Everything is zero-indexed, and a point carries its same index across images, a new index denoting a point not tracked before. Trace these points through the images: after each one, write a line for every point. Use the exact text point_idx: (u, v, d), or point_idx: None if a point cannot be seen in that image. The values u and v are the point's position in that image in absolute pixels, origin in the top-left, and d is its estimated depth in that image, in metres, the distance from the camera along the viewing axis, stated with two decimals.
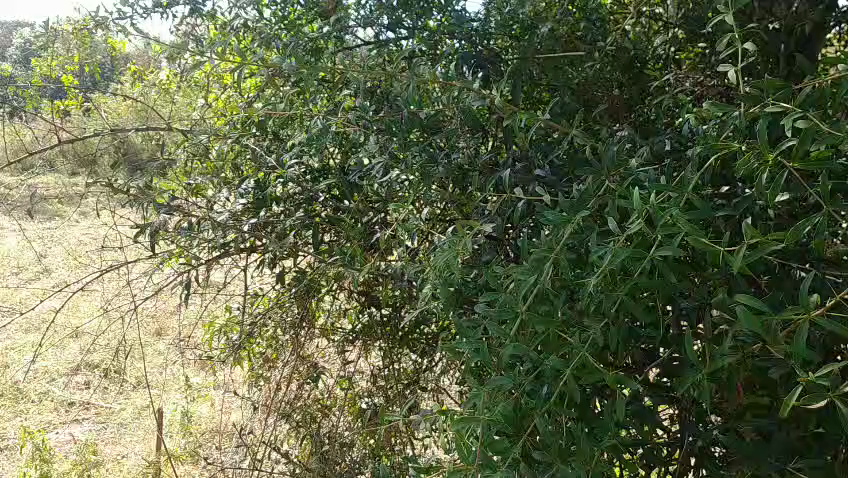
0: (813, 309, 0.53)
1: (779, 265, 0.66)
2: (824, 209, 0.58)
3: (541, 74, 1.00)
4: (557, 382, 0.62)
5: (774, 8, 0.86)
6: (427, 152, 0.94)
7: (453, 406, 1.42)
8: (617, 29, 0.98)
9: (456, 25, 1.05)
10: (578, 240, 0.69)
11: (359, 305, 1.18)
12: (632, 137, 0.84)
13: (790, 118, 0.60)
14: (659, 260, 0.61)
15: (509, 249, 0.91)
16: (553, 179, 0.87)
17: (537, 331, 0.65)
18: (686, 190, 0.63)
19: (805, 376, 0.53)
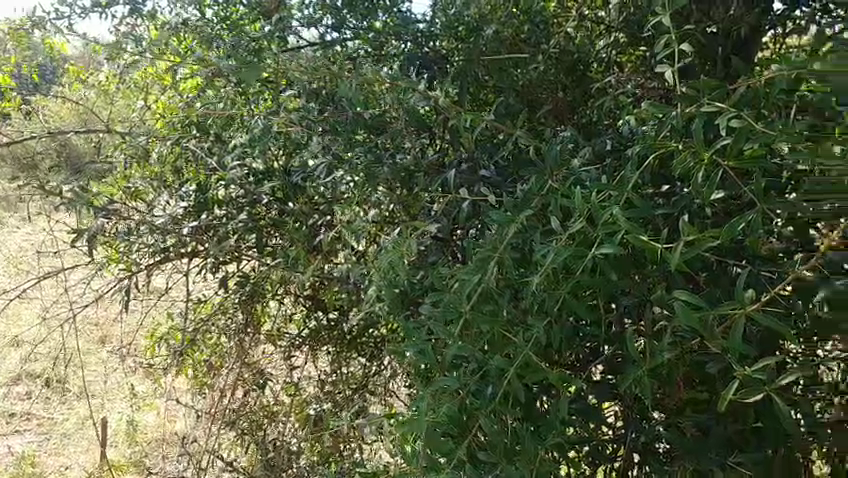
0: (748, 304, 0.55)
1: (716, 262, 0.67)
2: (759, 206, 0.61)
3: (486, 75, 1.01)
4: (501, 382, 0.63)
5: (711, 11, 0.88)
6: (372, 153, 0.94)
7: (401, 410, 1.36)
8: (562, 33, 1.00)
9: (402, 26, 1.05)
10: (522, 239, 0.69)
11: (306, 309, 1.17)
12: (576, 137, 0.84)
13: (725, 118, 0.62)
14: (600, 258, 0.62)
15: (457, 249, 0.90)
16: (498, 181, 0.87)
17: (482, 331, 0.65)
18: (625, 189, 0.64)
19: (741, 370, 0.54)
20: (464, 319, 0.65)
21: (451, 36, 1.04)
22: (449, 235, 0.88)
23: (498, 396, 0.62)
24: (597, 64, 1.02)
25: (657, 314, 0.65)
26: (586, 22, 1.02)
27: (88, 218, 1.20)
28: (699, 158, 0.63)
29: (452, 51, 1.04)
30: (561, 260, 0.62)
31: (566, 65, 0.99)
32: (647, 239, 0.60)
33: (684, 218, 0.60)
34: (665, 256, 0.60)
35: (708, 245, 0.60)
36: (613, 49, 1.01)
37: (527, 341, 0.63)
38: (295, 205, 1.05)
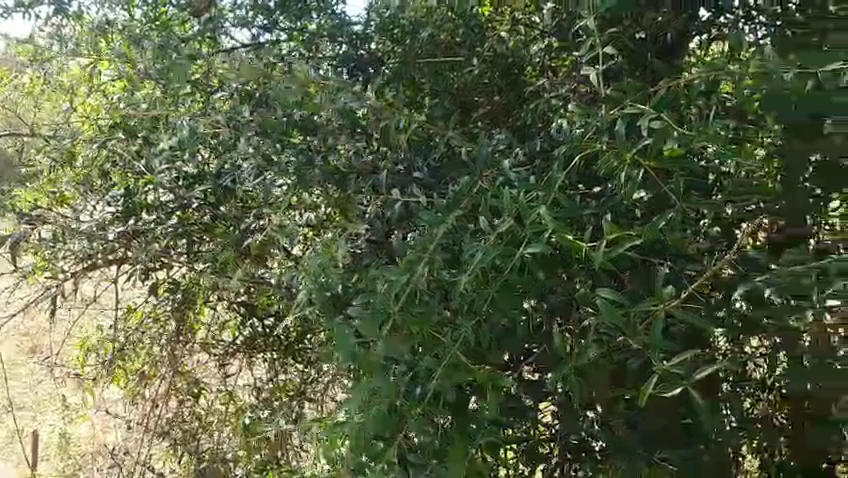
0: (669, 301, 0.58)
1: (641, 262, 0.69)
2: (680, 204, 0.65)
3: (422, 77, 1.01)
4: (430, 383, 0.63)
5: (640, 18, 0.88)
6: (304, 154, 0.93)
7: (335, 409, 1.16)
8: (494, 35, 0.98)
9: (337, 28, 1.05)
10: (453, 239, 0.70)
11: (241, 316, 1.14)
12: (508, 139, 0.84)
13: (646, 119, 0.65)
14: (527, 257, 0.63)
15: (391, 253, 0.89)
16: (430, 183, 0.88)
17: (412, 332, 0.65)
18: (552, 189, 0.66)
19: (660, 366, 0.56)
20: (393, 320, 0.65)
21: (387, 38, 1.04)
22: (382, 238, 0.88)
23: (427, 396, 0.63)
24: (532, 68, 0.99)
25: (582, 312, 0.66)
26: (518, 26, 0.99)
27: (10, 223, 1.16)
28: (622, 158, 0.65)
29: (387, 53, 1.03)
30: (489, 259, 0.63)
31: (499, 68, 0.98)
32: (572, 238, 0.61)
33: (607, 217, 0.62)
34: (589, 254, 0.62)
35: (630, 243, 0.62)
36: (546, 53, 0.99)
37: (455, 341, 0.64)
38: (227, 208, 1.03)
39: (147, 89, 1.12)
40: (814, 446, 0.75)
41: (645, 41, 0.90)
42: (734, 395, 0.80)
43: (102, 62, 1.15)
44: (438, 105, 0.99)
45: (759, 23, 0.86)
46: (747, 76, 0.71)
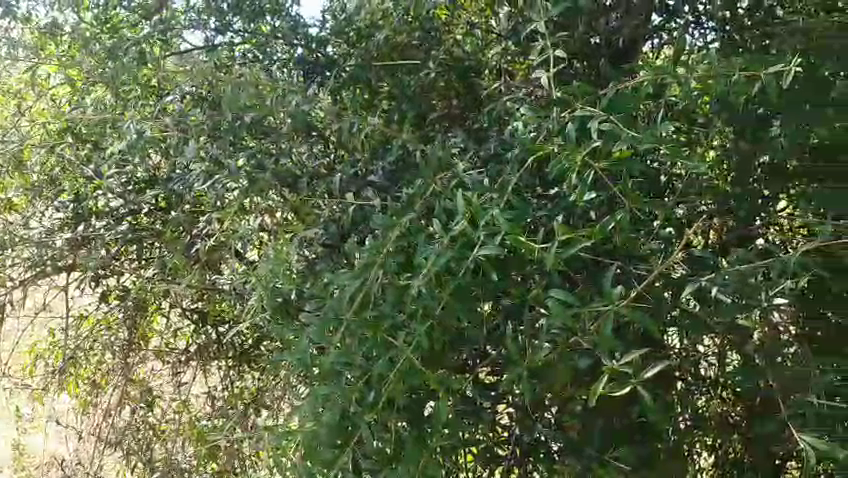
0: (618, 300, 0.60)
1: (592, 262, 0.71)
2: (629, 206, 0.66)
3: (378, 81, 1.00)
4: (382, 387, 0.63)
5: (595, 23, 0.88)
6: (256, 158, 0.92)
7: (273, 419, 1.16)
8: (450, 38, 0.98)
9: (289, 30, 1.02)
10: (407, 242, 0.70)
11: (195, 323, 1.13)
12: (464, 142, 0.87)
13: (596, 122, 0.67)
14: (481, 259, 0.64)
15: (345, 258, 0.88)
16: (384, 187, 0.87)
17: (365, 336, 0.65)
18: (505, 191, 0.67)
19: (610, 365, 0.58)
20: (345, 325, 0.65)
21: (342, 40, 1.02)
22: (335, 242, 0.87)
23: (379, 401, 0.63)
24: (490, 72, 1.00)
25: (536, 313, 0.67)
26: (475, 31, 1.00)
27: None
28: (573, 159, 0.66)
29: (343, 55, 1.02)
30: (443, 261, 0.63)
31: (454, 72, 0.98)
32: (524, 240, 0.62)
33: (558, 219, 0.64)
34: (541, 255, 0.63)
35: (580, 244, 0.63)
36: (503, 57, 0.98)
37: (408, 344, 0.64)
38: (180, 213, 1.01)
39: (98, 92, 1.10)
40: (765, 448, 0.82)
41: (600, 46, 0.91)
42: (688, 394, 0.81)
43: (49, 64, 1.13)
44: (396, 108, 0.98)
45: (709, 28, 0.88)
46: (694, 78, 0.72)
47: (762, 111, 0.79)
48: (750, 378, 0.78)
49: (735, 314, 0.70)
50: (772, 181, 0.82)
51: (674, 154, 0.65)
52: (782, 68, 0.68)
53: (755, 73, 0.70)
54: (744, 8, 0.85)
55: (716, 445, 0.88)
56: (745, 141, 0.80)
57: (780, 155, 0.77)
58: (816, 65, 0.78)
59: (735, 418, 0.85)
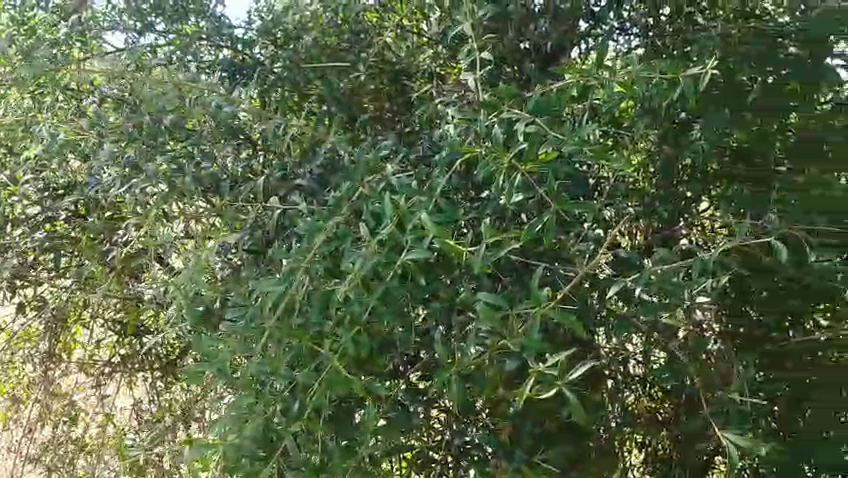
0: (545, 301, 0.60)
1: (521, 263, 0.72)
2: (554, 208, 0.65)
3: (307, 82, 0.97)
4: (307, 397, 0.62)
5: (523, 28, 0.90)
6: (176, 163, 0.89)
7: (198, 432, 1.12)
8: (380, 40, 0.97)
9: (213, 30, 0.99)
10: (334, 247, 0.68)
11: (119, 335, 1.09)
12: (395, 145, 0.85)
13: (522, 124, 0.67)
14: (409, 263, 0.63)
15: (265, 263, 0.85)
16: (312, 191, 0.85)
17: (289, 344, 0.64)
18: (434, 193, 0.65)
19: (536, 367, 0.58)
20: (269, 333, 0.64)
21: (269, 42, 0.99)
22: (261, 248, 0.84)
23: (304, 411, 0.62)
24: (422, 75, 0.97)
25: (465, 317, 0.67)
26: (405, 34, 0.99)
27: None
28: (499, 162, 0.66)
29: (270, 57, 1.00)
30: (369, 266, 0.62)
31: (385, 76, 0.96)
32: (452, 242, 0.62)
33: (486, 221, 0.63)
34: (468, 258, 0.62)
35: (508, 246, 0.63)
36: (435, 61, 0.96)
37: (334, 352, 0.63)
38: (96, 219, 0.98)
39: (14, 95, 1.06)
40: (693, 446, 0.85)
41: (530, 51, 0.91)
42: (617, 393, 0.83)
43: None
44: (325, 111, 0.96)
45: (633, 34, 0.90)
46: (616, 82, 0.74)
47: (683, 115, 0.81)
48: (675, 376, 0.78)
49: (659, 313, 0.72)
50: (695, 180, 0.84)
51: (598, 156, 0.66)
52: (699, 71, 0.70)
53: (673, 77, 0.72)
54: (667, 14, 0.87)
55: (645, 443, 0.89)
56: (667, 144, 0.81)
57: (700, 155, 0.78)
58: (733, 69, 0.82)
59: (663, 417, 0.87)
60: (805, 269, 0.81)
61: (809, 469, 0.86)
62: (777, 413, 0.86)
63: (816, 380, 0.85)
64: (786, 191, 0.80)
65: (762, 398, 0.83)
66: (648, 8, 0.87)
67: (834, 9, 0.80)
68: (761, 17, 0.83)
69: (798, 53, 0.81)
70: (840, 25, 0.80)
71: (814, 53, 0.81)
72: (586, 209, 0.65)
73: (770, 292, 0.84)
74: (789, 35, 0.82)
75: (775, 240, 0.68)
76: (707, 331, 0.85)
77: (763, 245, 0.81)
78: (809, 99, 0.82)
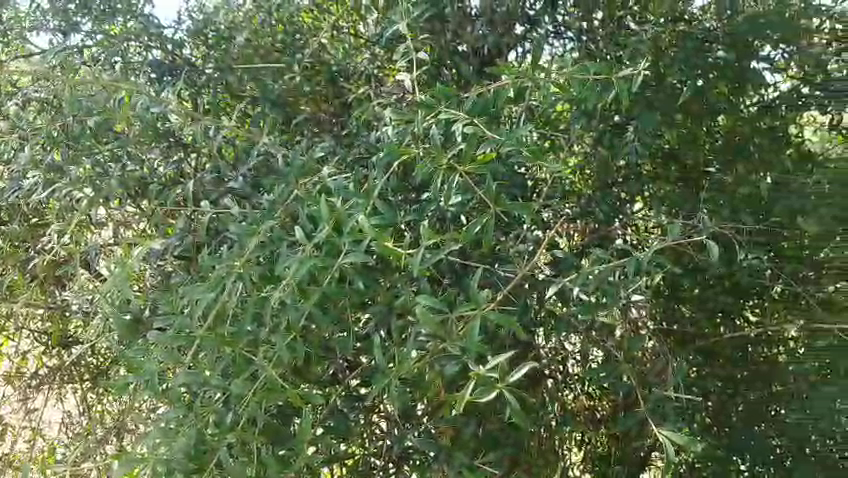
0: (484, 303, 0.60)
1: (459, 265, 0.72)
2: (492, 209, 0.65)
3: (240, 83, 0.95)
4: (241, 407, 0.61)
5: (461, 30, 0.89)
6: (100, 165, 0.87)
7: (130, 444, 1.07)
8: (315, 40, 0.95)
9: (142, 29, 0.95)
10: (267, 252, 0.66)
11: (45, 346, 1.04)
12: (332, 147, 0.83)
13: (459, 125, 0.67)
14: (346, 266, 0.62)
15: (195, 267, 0.82)
16: (245, 194, 0.82)
17: (220, 353, 0.62)
18: (371, 195, 0.63)
19: (477, 370, 0.57)
20: (198, 341, 0.62)
21: (200, 42, 0.97)
22: (191, 254, 0.81)
23: (238, 421, 0.60)
24: (360, 77, 0.95)
25: (404, 321, 0.66)
26: (342, 36, 0.96)
27: None
28: (438, 163, 0.65)
29: (202, 58, 0.97)
30: (304, 272, 0.60)
31: (322, 77, 0.94)
32: (390, 245, 0.60)
33: (424, 222, 0.62)
34: (407, 261, 0.61)
35: (447, 248, 0.62)
36: (372, 62, 0.95)
37: (268, 360, 0.62)
38: (18, 224, 0.93)
39: None
40: (631, 446, 0.87)
41: (467, 54, 0.91)
42: (556, 392, 0.84)
43: None
44: (260, 113, 0.93)
45: (568, 37, 0.89)
46: (552, 82, 0.74)
47: (617, 117, 0.82)
48: (612, 375, 0.78)
49: (594, 313, 0.71)
50: (630, 180, 0.85)
51: (535, 157, 0.67)
52: (632, 73, 0.72)
53: (607, 77, 0.74)
54: (599, 19, 0.88)
55: (584, 440, 0.90)
56: (602, 145, 0.83)
57: (634, 157, 0.82)
58: (663, 74, 0.83)
59: (601, 415, 0.89)
60: (735, 267, 0.83)
61: (745, 469, 0.89)
62: (712, 409, 0.88)
63: (746, 375, 0.88)
64: (715, 192, 0.85)
65: (697, 394, 0.86)
66: (581, 12, 0.87)
67: (759, 12, 0.83)
68: (690, 22, 0.83)
69: (726, 56, 0.83)
70: (765, 29, 0.83)
71: (740, 55, 0.84)
72: (525, 210, 0.64)
73: (702, 289, 0.86)
74: (715, 40, 0.83)
75: (707, 239, 0.70)
76: (642, 329, 0.85)
77: (696, 245, 0.83)
78: (735, 101, 0.85)
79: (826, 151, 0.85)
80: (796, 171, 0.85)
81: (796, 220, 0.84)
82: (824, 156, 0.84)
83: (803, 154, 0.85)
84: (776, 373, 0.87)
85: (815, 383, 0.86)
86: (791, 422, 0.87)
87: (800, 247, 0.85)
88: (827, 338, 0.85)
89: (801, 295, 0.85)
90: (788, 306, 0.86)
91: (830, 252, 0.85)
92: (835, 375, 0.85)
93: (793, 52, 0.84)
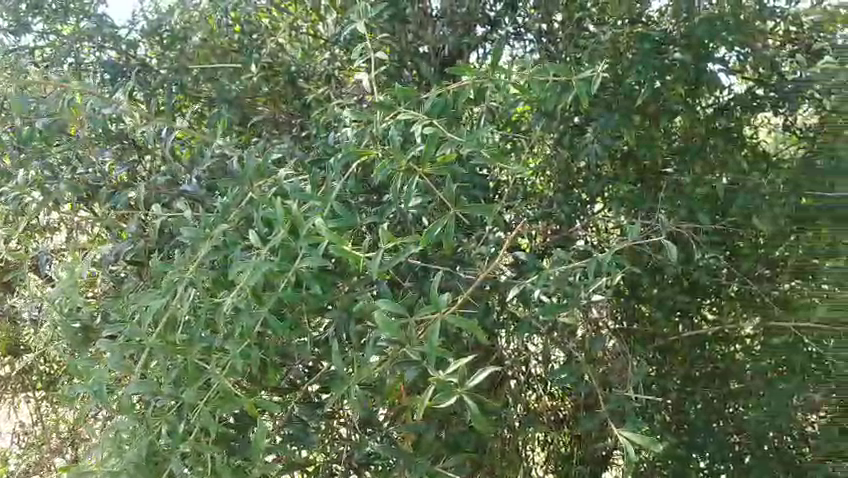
0: (444, 307, 0.59)
1: (419, 268, 0.71)
2: (451, 210, 0.64)
3: (196, 83, 0.93)
4: (193, 417, 0.59)
5: (421, 32, 0.89)
6: (49, 167, 0.85)
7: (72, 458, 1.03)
8: (273, 40, 0.93)
9: (94, 28, 0.92)
10: (223, 255, 0.65)
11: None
12: (290, 148, 0.82)
13: (418, 126, 0.65)
14: (302, 271, 0.60)
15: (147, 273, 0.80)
16: (198, 196, 0.79)
17: (174, 361, 0.61)
18: (329, 198, 0.62)
19: (437, 375, 0.57)
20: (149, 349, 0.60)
21: (155, 42, 0.94)
22: (143, 259, 0.79)
23: (190, 431, 0.58)
24: (318, 78, 0.93)
25: (363, 325, 0.64)
26: (301, 36, 0.95)
27: None
28: (397, 164, 0.64)
29: (157, 58, 0.94)
30: (258, 276, 0.58)
31: (280, 78, 0.92)
32: (349, 248, 0.59)
33: (383, 225, 0.61)
34: (365, 265, 0.60)
35: (407, 251, 0.61)
36: (332, 63, 0.93)
37: (222, 367, 0.60)
38: None
39: None
40: (592, 448, 0.86)
41: (428, 55, 0.91)
42: (518, 393, 0.84)
43: None
44: (216, 114, 0.91)
45: (528, 39, 0.89)
46: (511, 83, 0.73)
47: (576, 118, 0.83)
48: (573, 376, 0.76)
49: (553, 316, 0.70)
50: (590, 182, 0.85)
51: (496, 159, 0.66)
52: (590, 74, 0.72)
53: (566, 79, 0.73)
54: (559, 21, 0.88)
55: (547, 441, 0.91)
56: (563, 146, 0.84)
57: (593, 159, 0.81)
58: (621, 75, 0.83)
59: (563, 414, 0.89)
60: (694, 265, 0.84)
61: (705, 466, 0.90)
62: (671, 408, 0.89)
63: (703, 374, 0.89)
64: (673, 192, 0.85)
65: (656, 393, 0.87)
66: (541, 14, 0.87)
67: (714, 15, 0.81)
68: (648, 25, 0.84)
69: (683, 57, 0.82)
70: (720, 31, 0.81)
71: (696, 57, 0.82)
72: (486, 212, 0.63)
73: (661, 289, 0.86)
74: (673, 42, 0.82)
75: (665, 239, 0.70)
76: (603, 329, 0.86)
77: (654, 244, 0.84)
78: (691, 103, 0.84)
79: (779, 153, 0.87)
80: (751, 171, 0.85)
81: (752, 220, 0.84)
82: (777, 156, 0.87)
83: (758, 153, 0.86)
84: (733, 372, 0.88)
85: (772, 380, 0.86)
86: (751, 418, 0.86)
87: (755, 246, 0.87)
88: (782, 335, 0.86)
89: (757, 293, 0.87)
90: (744, 304, 0.88)
91: (785, 251, 0.86)
92: (790, 372, 0.86)
93: (748, 54, 0.84)
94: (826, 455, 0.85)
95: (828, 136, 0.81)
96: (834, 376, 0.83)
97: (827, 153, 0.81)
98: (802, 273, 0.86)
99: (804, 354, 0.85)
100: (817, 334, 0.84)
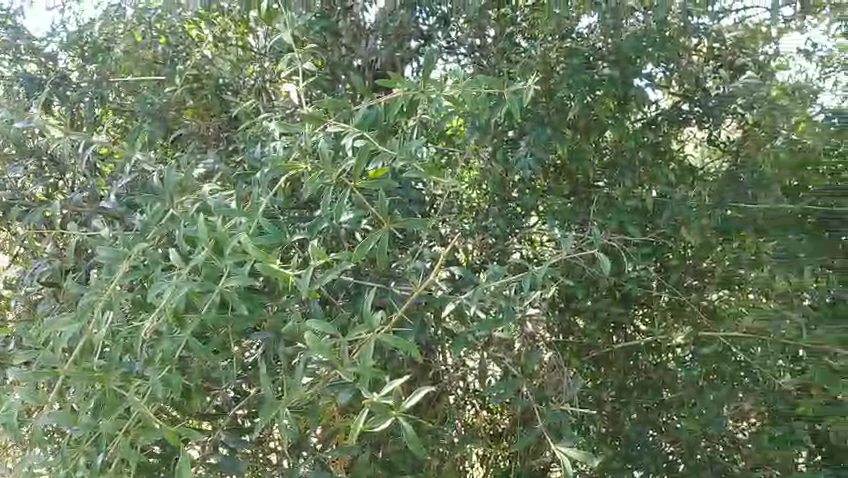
0: (378, 325, 0.57)
1: (352, 284, 0.70)
2: (384, 225, 0.62)
3: (119, 97, 0.90)
4: (111, 448, 0.55)
5: (354, 45, 0.89)
6: None
7: None
8: (196, 51, 0.89)
9: (11, 41, 0.88)
10: (141, 276, 0.62)
11: None
12: (216, 162, 0.78)
13: (349, 138, 0.65)
14: (228, 290, 0.57)
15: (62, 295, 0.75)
16: (118, 215, 0.75)
17: (90, 390, 0.57)
18: (256, 214, 0.60)
19: (370, 397, 0.54)
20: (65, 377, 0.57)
21: (76, 54, 0.90)
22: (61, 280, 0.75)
23: (108, 463, 0.55)
24: (247, 91, 0.90)
25: (294, 347, 0.62)
26: (229, 47, 0.90)
27: None
28: (327, 178, 0.63)
29: (77, 70, 0.90)
30: (179, 298, 0.55)
31: (206, 90, 0.88)
32: (277, 266, 0.56)
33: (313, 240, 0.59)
34: (294, 284, 0.57)
35: (339, 268, 0.60)
36: (261, 75, 0.89)
37: (142, 395, 0.56)
38: None
39: None
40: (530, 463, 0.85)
41: (361, 67, 0.90)
42: (454, 409, 0.83)
43: None
44: (138, 129, 0.86)
45: (460, 53, 0.89)
46: (444, 96, 0.71)
47: (510, 133, 0.84)
48: (511, 389, 0.75)
49: (489, 331, 0.69)
50: (525, 196, 0.85)
51: (428, 173, 0.65)
52: (522, 87, 0.72)
53: (500, 92, 0.73)
54: (492, 36, 0.87)
55: (486, 455, 0.89)
56: (496, 160, 0.83)
57: (527, 172, 0.81)
58: (551, 90, 0.84)
59: (502, 429, 0.88)
60: (625, 277, 0.85)
61: None
62: (606, 418, 0.90)
63: (635, 384, 0.90)
64: (604, 205, 0.86)
65: (589, 405, 0.88)
66: (474, 29, 0.87)
67: (639, 31, 0.82)
68: (577, 40, 0.84)
69: (611, 72, 0.82)
70: (646, 47, 0.82)
71: (624, 72, 0.83)
72: (421, 226, 0.62)
73: (594, 301, 0.87)
74: (603, 57, 0.83)
75: (600, 253, 0.69)
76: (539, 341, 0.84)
77: (589, 257, 0.84)
78: (621, 117, 0.85)
79: (705, 167, 0.88)
80: (679, 184, 0.86)
81: (681, 231, 0.85)
82: (703, 170, 0.87)
83: (685, 167, 0.87)
84: (667, 381, 0.88)
85: (703, 388, 0.85)
86: (683, 427, 0.85)
87: (683, 255, 0.87)
88: (712, 344, 0.87)
89: (686, 303, 0.88)
90: (675, 314, 0.89)
91: (713, 261, 0.87)
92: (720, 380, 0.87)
93: (674, 69, 0.86)
94: (755, 463, 0.87)
95: (751, 148, 0.85)
96: (760, 383, 0.85)
97: (748, 165, 0.85)
98: (729, 283, 0.87)
99: (734, 363, 0.86)
100: (745, 342, 0.85)
